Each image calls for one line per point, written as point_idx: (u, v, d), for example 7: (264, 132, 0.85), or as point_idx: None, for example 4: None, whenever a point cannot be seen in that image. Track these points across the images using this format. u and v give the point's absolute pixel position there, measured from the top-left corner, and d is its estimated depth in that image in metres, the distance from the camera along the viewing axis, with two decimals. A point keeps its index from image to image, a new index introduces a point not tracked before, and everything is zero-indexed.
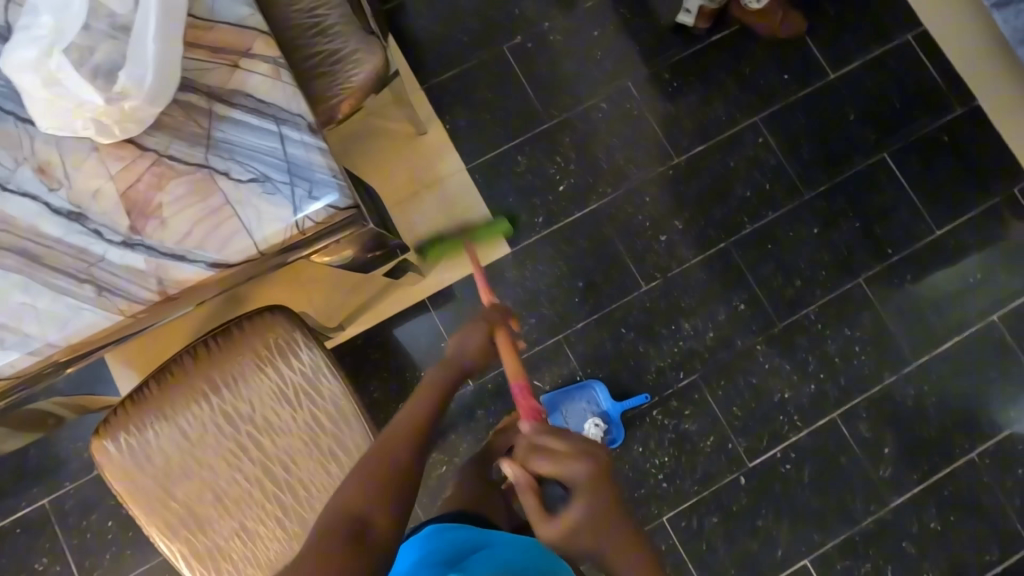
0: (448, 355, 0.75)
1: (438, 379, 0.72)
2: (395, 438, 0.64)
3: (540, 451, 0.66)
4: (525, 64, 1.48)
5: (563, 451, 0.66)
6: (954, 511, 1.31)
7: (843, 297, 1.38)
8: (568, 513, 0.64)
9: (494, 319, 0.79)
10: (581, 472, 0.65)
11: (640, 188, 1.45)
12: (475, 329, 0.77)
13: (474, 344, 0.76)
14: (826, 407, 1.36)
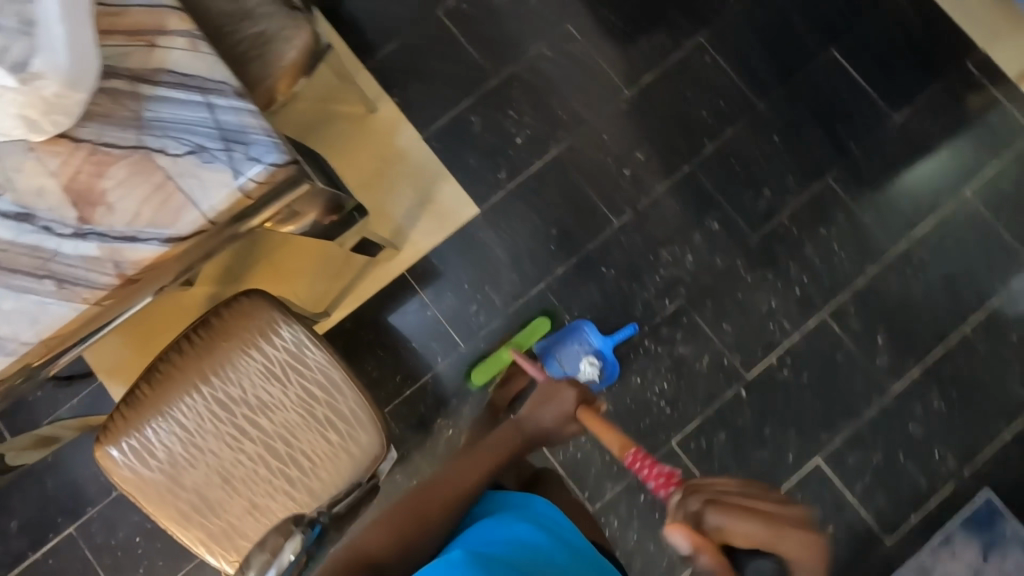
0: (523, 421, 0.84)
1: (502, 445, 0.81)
2: (444, 482, 0.75)
3: (730, 518, 0.55)
4: (464, 25, 1.49)
5: (756, 521, 0.55)
6: (954, 386, 1.36)
7: (814, 200, 1.43)
8: None
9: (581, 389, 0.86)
10: (787, 542, 0.56)
11: (600, 127, 1.45)
12: (560, 394, 0.84)
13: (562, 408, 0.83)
14: (814, 308, 1.39)
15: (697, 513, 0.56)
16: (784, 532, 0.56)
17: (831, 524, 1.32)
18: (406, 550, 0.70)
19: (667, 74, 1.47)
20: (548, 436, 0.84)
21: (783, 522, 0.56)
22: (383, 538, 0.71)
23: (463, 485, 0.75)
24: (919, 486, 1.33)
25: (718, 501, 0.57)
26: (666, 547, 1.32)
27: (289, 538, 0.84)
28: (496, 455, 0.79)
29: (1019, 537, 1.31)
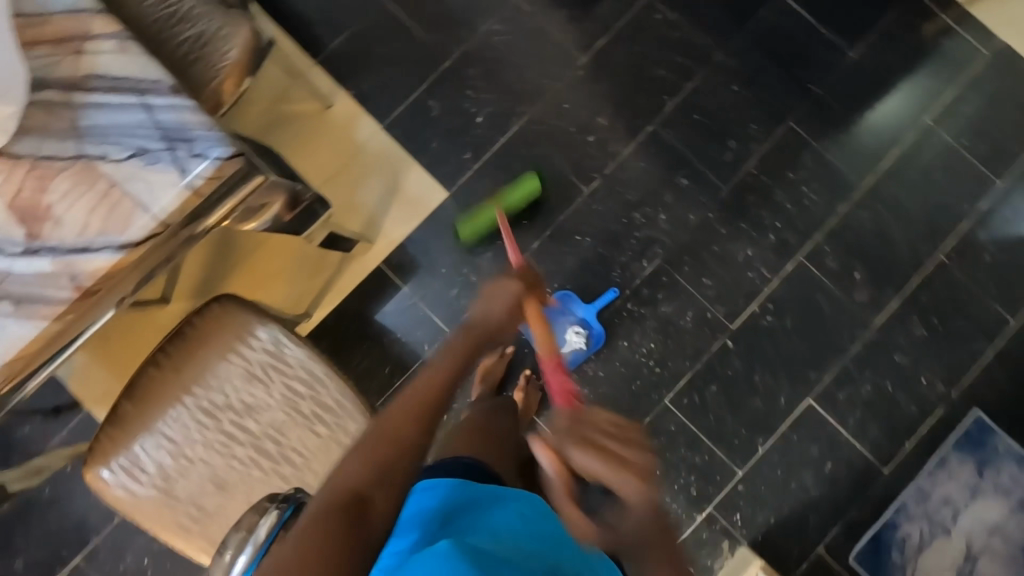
0: (475, 319, 0.74)
1: (459, 343, 0.73)
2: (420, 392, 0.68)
3: (582, 455, 0.57)
4: (411, 9, 1.47)
5: (606, 466, 0.56)
6: (934, 312, 1.38)
7: (778, 145, 1.43)
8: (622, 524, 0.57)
9: (526, 277, 0.78)
10: (626, 491, 0.56)
11: (559, 96, 1.44)
12: (508, 288, 0.76)
13: (508, 306, 0.75)
14: (791, 252, 1.40)
15: (561, 443, 0.58)
16: (629, 484, 0.56)
17: (829, 461, 1.34)
18: (387, 483, 0.63)
19: (620, 36, 1.46)
20: (500, 329, 0.75)
21: (631, 476, 0.56)
22: (361, 472, 0.63)
23: (432, 400, 0.67)
24: (910, 413, 1.35)
25: (578, 441, 0.57)
26: (671, 503, 1.33)
27: (263, 516, 0.66)
28: (457, 360, 0.71)
29: (1011, 452, 1.34)
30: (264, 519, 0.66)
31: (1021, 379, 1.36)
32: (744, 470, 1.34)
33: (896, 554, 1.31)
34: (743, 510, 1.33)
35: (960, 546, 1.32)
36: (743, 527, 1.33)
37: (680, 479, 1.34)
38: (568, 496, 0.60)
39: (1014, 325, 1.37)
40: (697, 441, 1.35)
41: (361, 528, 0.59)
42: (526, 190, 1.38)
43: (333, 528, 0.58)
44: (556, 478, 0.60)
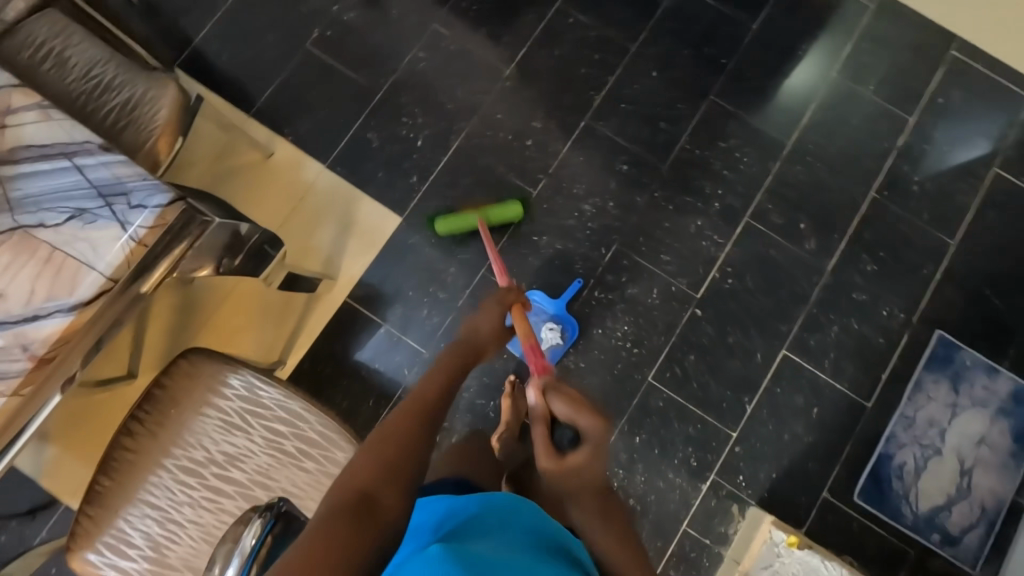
0: (468, 330, 0.88)
1: (455, 352, 0.85)
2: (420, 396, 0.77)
3: (558, 395, 0.76)
4: (335, 51, 1.51)
5: (577, 408, 0.74)
6: (880, 247, 1.45)
7: (705, 118, 1.50)
8: (574, 457, 0.74)
9: (508, 292, 0.93)
10: (587, 429, 0.73)
11: (492, 109, 1.50)
12: (491, 307, 0.90)
13: (494, 317, 0.89)
14: (737, 215, 1.46)
15: (548, 389, 0.77)
16: (591, 421, 0.73)
17: (815, 407, 1.38)
18: (394, 480, 0.67)
19: (539, 43, 1.53)
20: (487, 341, 0.88)
21: (594, 418, 0.73)
22: (372, 470, 0.68)
23: (429, 404, 0.76)
24: (879, 346, 1.41)
25: (558, 384, 0.77)
26: (675, 478, 1.34)
27: (248, 525, 0.65)
28: (450, 370, 0.81)
29: (979, 364, 1.40)
30: (249, 528, 0.64)
31: (973, 294, 1.43)
32: (738, 431, 1.36)
33: (896, 483, 1.35)
34: (744, 471, 1.35)
35: (953, 463, 1.36)
36: (748, 487, 1.34)
37: (678, 453, 1.36)
38: (541, 432, 0.75)
39: (955, 245, 1.45)
40: (687, 412, 1.37)
41: (373, 519, 0.63)
42: (506, 213, 1.41)
43: (346, 524, 0.62)
44: (538, 411, 0.77)
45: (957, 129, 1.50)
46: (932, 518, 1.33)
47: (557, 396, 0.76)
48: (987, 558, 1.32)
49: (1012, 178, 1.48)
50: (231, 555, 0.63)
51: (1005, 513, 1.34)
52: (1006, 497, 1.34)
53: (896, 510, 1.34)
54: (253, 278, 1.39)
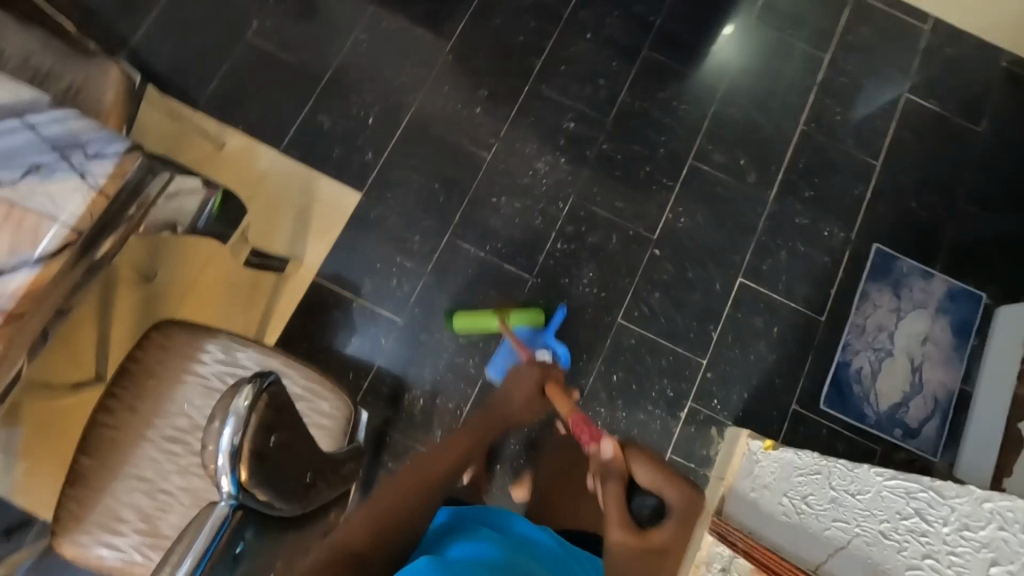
0: (505, 396, 1.03)
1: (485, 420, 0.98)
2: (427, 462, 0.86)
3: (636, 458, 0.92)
4: (276, 40, 1.53)
5: (666, 477, 0.88)
6: (814, 174, 1.55)
7: (641, 72, 1.58)
8: (661, 531, 0.81)
9: (547, 369, 1.07)
10: (671, 499, 0.86)
11: (437, 82, 1.54)
12: (531, 373, 1.06)
13: (528, 387, 1.04)
14: (681, 159, 1.54)
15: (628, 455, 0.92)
16: (681, 491, 0.86)
17: (775, 326, 1.46)
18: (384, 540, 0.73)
19: (475, 16, 1.58)
20: (514, 413, 1.02)
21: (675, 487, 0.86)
22: (361, 530, 0.74)
23: (436, 474, 0.84)
24: (825, 263, 1.51)
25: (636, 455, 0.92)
26: (655, 411, 1.40)
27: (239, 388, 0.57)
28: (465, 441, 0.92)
29: (914, 270, 1.51)
30: (242, 390, 0.57)
31: (900, 209, 1.55)
32: (707, 358, 1.44)
33: (856, 388, 1.44)
34: (718, 394, 1.42)
35: (905, 363, 1.46)
36: (724, 410, 1.41)
37: (655, 386, 1.41)
38: (617, 489, 0.87)
39: (879, 165, 1.57)
40: (657, 346, 1.43)
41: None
42: (523, 321, 1.38)
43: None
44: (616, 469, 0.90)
45: (870, 61, 1.62)
46: (892, 414, 1.43)
47: (641, 465, 0.90)
48: (945, 444, 1.42)
49: (922, 101, 1.61)
50: (227, 414, 0.56)
51: (955, 401, 1.44)
52: (955, 386, 1.45)
53: (860, 412, 1.43)
54: (219, 265, 1.39)
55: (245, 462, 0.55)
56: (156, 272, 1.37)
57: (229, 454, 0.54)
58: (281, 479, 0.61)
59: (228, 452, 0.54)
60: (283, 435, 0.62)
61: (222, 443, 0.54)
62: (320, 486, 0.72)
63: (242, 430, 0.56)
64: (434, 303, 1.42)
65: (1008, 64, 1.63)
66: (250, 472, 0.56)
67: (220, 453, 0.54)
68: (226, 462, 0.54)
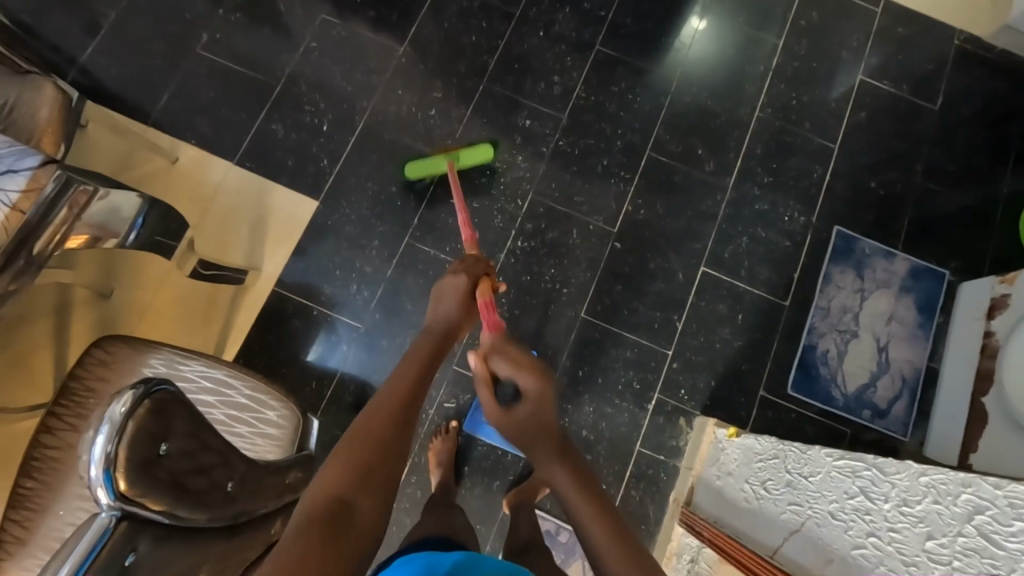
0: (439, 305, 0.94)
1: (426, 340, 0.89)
2: (389, 393, 0.78)
3: (501, 363, 0.82)
4: (226, 51, 1.52)
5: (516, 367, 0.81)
6: (771, 160, 1.55)
7: (595, 67, 1.58)
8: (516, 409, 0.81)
9: (470, 271, 0.96)
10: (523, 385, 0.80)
11: (390, 86, 1.53)
12: (456, 283, 0.94)
13: (456, 292, 0.94)
14: (639, 150, 1.54)
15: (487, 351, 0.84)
16: (530, 382, 0.80)
17: (739, 313, 1.46)
18: (368, 481, 0.68)
19: (426, 18, 1.58)
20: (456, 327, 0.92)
21: (533, 373, 0.80)
22: (343, 475, 0.67)
23: (406, 400, 0.77)
24: (786, 248, 1.51)
25: (496, 350, 0.82)
26: (621, 404, 1.39)
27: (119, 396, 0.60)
28: (414, 370, 0.82)
29: (875, 250, 1.51)
30: (122, 396, 0.60)
31: (859, 190, 1.55)
32: (672, 348, 1.43)
33: (823, 370, 1.44)
34: (685, 384, 1.41)
35: (870, 342, 1.45)
36: (692, 399, 1.41)
37: (621, 379, 1.41)
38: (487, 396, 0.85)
39: (837, 147, 1.57)
40: (621, 339, 1.43)
41: (351, 526, 0.63)
42: (475, 155, 1.43)
43: (319, 531, 0.61)
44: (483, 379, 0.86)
45: (823, 44, 1.62)
46: (860, 396, 1.43)
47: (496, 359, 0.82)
48: (915, 423, 1.41)
49: (876, 82, 1.61)
50: (102, 422, 0.59)
51: (923, 379, 1.44)
52: (922, 364, 1.44)
53: (828, 394, 1.43)
54: (175, 280, 1.39)
55: (121, 468, 0.57)
56: (111, 288, 1.36)
57: (101, 462, 0.56)
58: (173, 487, 0.62)
59: (101, 460, 0.57)
60: (179, 443, 0.66)
61: (94, 451, 0.57)
62: (243, 498, 0.73)
63: (116, 437, 0.58)
64: (395, 307, 1.42)
65: (962, 41, 1.63)
66: (129, 479, 0.58)
67: (91, 465, 0.57)
68: (98, 471, 0.56)
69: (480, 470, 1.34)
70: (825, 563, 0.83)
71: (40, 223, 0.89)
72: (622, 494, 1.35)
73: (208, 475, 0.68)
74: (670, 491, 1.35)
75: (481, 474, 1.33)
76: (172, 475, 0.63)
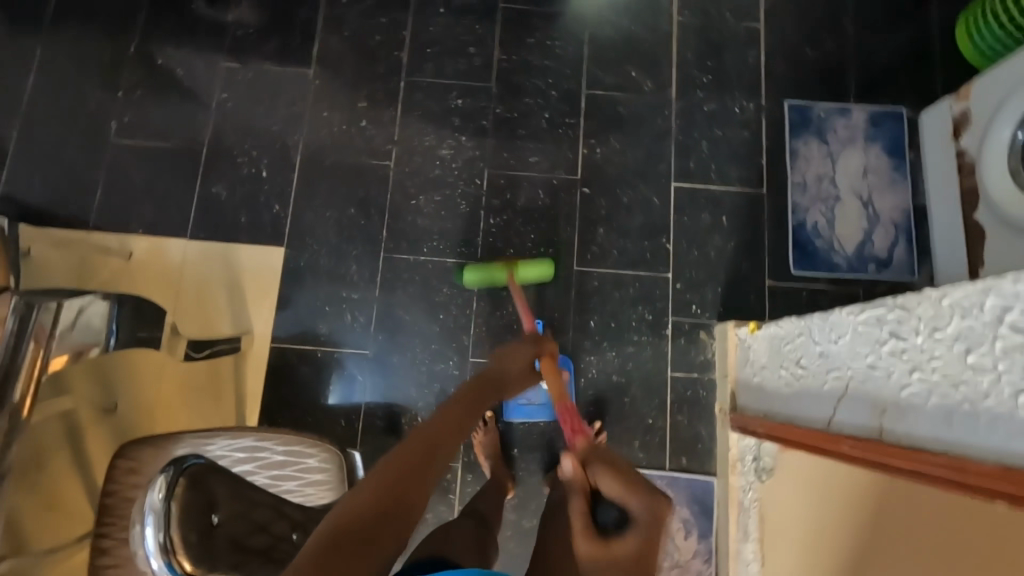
0: (505, 355, 0.95)
1: (484, 380, 0.89)
2: (439, 424, 0.76)
3: (611, 475, 0.73)
4: (141, 131, 1.47)
5: (630, 484, 0.71)
6: (705, 59, 1.54)
7: (506, 26, 1.54)
8: (623, 540, 0.67)
9: (542, 342, 0.99)
10: (637, 511, 0.69)
11: (314, 112, 1.50)
12: (523, 351, 0.96)
13: (524, 359, 0.95)
14: (576, 93, 1.52)
15: (590, 462, 0.76)
16: (647, 502, 0.70)
17: (722, 216, 1.46)
18: (396, 510, 0.63)
19: (326, 34, 1.53)
20: (506, 386, 0.92)
21: (648, 497, 0.70)
22: (370, 499, 0.63)
23: (455, 433, 0.76)
24: (746, 137, 1.50)
25: (607, 459, 0.75)
26: (641, 339, 1.40)
27: (154, 482, 0.64)
28: (465, 413, 0.81)
29: (831, 111, 1.51)
30: (157, 483, 0.63)
31: (796, 59, 1.54)
32: (670, 270, 1.43)
33: (818, 242, 1.45)
34: (694, 299, 1.42)
35: (854, 201, 1.46)
36: (705, 311, 1.41)
37: (632, 316, 1.41)
38: (581, 509, 0.72)
39: (763, 26, 1.56)
40: (620, 277, 1.43)
41: (372, 549, 0.58)
42: (536, 275, 1.31)
43: (337, 554, 0.56)
44: (575, 485, 0.75)
45: None
46: (861, 254, 1.44)
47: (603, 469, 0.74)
48: (919, 262, 1.43)
49: None
50: (146, 514, 0.62)
51: (913, 218, 1.45)
52: (908, 205, 1.45)
53: (831, 263, 1.43)
54: (174, 370, 1.36)
55: (178, 553, 0.62)
56: (114, 400, 1.33)
57: (159, 553, 0.60)
58: (225, 557, 0.66)
59: (158, 550, 0.61)
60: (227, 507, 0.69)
61: (149, 544, 0.61)
62: None
63: (165, 526, 0.61)
64: (395, 322, 1.40)
65: None
66: (192, 559, 0.63)
67: (151, 560, 0.61)
68: (159, 562, 0.60)
69: (530, 448, 1.34)
70: (880, 415, 0.84)
71: (13, 366, 0.87)
72: (670, 423, 1.36)
73: (250, 542, 0.71)
74: (714, 403, 1.37)
75: (530, 449, 1.34)
76: (227, 541, 0.68)
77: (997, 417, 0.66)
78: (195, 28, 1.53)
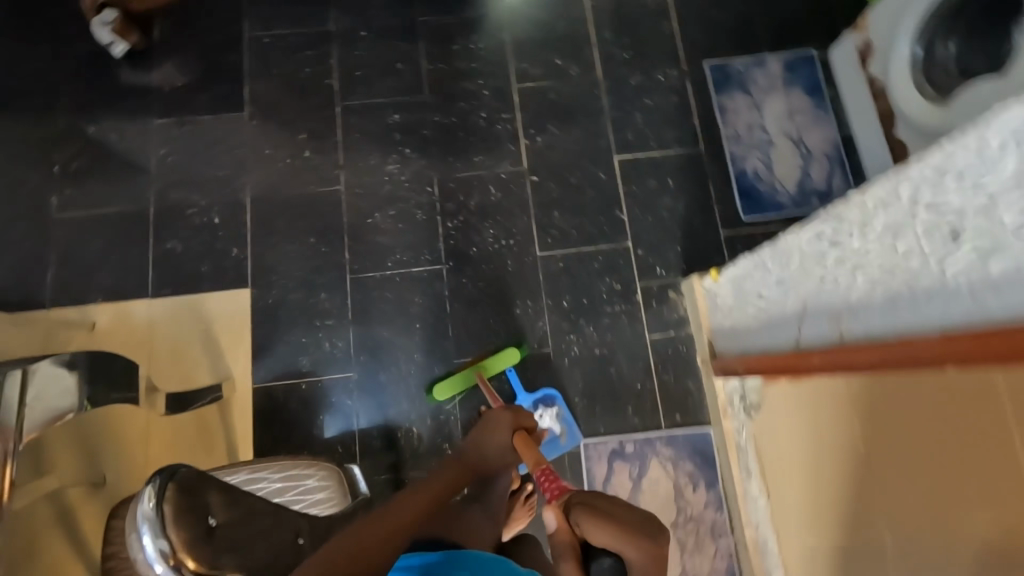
0: (483, 426, 0.99)
1: (459, 465, 0.93)
2: (399, 509, 0.79)
3: (591, 522, 0.68)
4: (85, 202, 1.46)
5: (623, 529, 0.67)
6: (623, 36, 1.61)
7: (429, 38, 1.59)
8: None
9: (519, 412, 1.00)
10: (631, 557, 0.66)
11: (256, 152, 1.51)
12: (502, 417, 0.99)
13: (503, 428, 0.98)
14: (508, 89, 1.57)
15: (574, 513, 0.70)
16: (641, 546, 0.66)
17: (668, 179, 1.52)
18: None
19: (254, 76, 1.55)
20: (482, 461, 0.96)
21: (642, 534, 0.67)
22: None
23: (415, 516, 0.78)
24: (675, 102, 1.57)
25: (591, 507, 0.69)
26: (615, 310, 1.44)
27: (144, 491, 0.66)
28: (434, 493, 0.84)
29: (748, 64, 1.59)
30: (146, 494, 0.66)
31: (707, 22, 1.63)
32: (630, 239, 1.48)
33: (761, 187, 1.51)
34: (657, 262, 1.47)
35: (786, 142, 1.54)
36: (671, 272, 1.46)
37: (602, 289, 1.45)
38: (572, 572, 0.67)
39: None
40: (583, 254, 1.47)
41: None
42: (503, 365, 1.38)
43: None
44: (563, 544, 0.69)
45: None
46: (802, 189, 1.51)
47: (589, 521, 0.68)
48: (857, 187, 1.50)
49: None
50: (140, 523, 0.64)
51: (843, 148, 1.53)
52: (836, 136, 1.54)
53: (777, 204, 1.50)
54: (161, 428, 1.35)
55: (179, 555, 0.64)
56: None
57: (160, 558, 0.63)
58: (227, 555, 0.68)
59: (159, 556, 0.64)
60: (224, 513, 0.71)
61: (149, 551, 0.63)
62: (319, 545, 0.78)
63: (162, 530, 0.64)
64: (374, 341, 1.41)
65: None
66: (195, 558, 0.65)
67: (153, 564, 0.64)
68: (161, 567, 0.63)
69: None
70: (838, 321, 0.89)
71: None
72: (658, 384, 1.40)
73: (254, 548, 0.72)
74: (695, 356, 1.41)
75: None
76: (227, 542, 0.69)
77: (933, 291, 0.70)
78: (123, 92, 1.53)
